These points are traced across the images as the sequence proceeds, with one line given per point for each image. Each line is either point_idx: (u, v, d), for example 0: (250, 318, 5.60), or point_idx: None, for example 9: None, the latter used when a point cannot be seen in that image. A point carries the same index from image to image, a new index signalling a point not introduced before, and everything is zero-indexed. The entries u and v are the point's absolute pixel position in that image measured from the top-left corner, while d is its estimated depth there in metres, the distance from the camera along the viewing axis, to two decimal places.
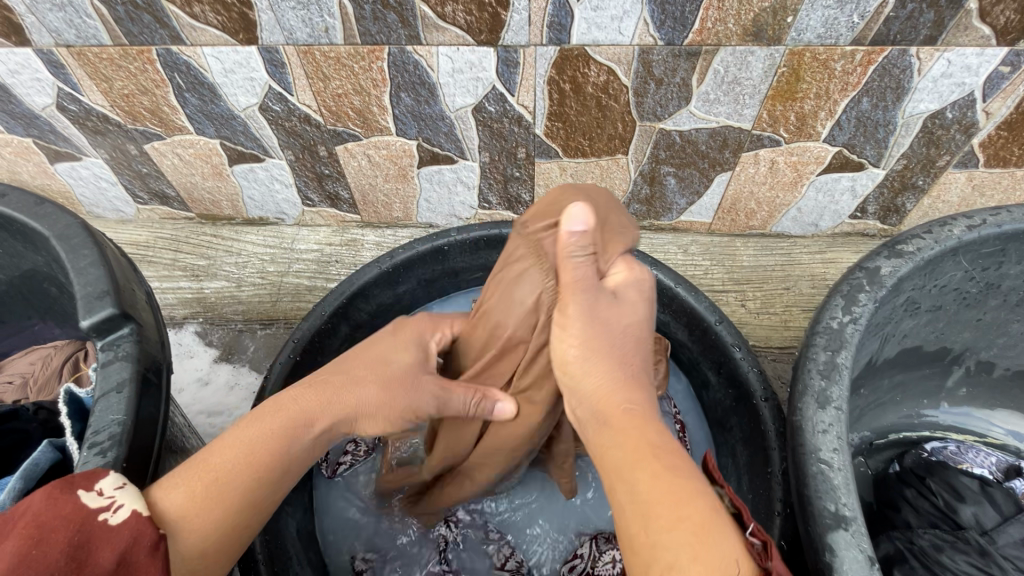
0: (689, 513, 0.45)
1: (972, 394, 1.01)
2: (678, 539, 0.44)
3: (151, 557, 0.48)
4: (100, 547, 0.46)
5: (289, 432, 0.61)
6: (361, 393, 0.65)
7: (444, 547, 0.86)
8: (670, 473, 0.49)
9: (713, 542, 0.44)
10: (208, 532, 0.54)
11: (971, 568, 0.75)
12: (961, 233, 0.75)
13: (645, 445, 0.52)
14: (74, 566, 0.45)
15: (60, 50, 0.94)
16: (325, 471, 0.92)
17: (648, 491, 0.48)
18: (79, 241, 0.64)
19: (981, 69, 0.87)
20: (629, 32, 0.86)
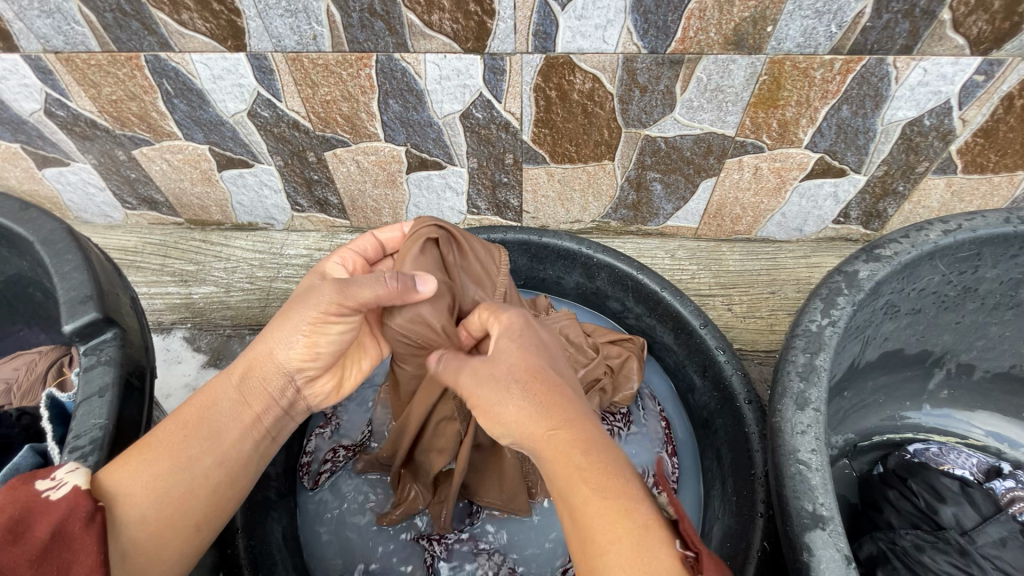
0: (621, 537, 0.46)
1: (953, 396, 1.03)
2: (607, 560, 0.45)
3: (85, 529, 0.46)
4: (39, 518, 0.44)
5: (212, 392, 0.60)
6: (273, 336, 0.63)
7: (431, 562, 0.84)
8: (599, 493, 0.49)
9: (642, 565, 0.44)
10: (151, 513, 0.52)
11: (952, 568, 0.76)
12: (937, 237, 0.76)
13: (576, 462, 0.51)
14: (8, 539, 0.42)
15: (48, 56, 0.94)
16: (307, 483, 0.91)
17: (579, 511, 0.49)
18: (63, 246, 0.64)
19: (956, 78, 0.89)
20: (613, 40, 0.88)
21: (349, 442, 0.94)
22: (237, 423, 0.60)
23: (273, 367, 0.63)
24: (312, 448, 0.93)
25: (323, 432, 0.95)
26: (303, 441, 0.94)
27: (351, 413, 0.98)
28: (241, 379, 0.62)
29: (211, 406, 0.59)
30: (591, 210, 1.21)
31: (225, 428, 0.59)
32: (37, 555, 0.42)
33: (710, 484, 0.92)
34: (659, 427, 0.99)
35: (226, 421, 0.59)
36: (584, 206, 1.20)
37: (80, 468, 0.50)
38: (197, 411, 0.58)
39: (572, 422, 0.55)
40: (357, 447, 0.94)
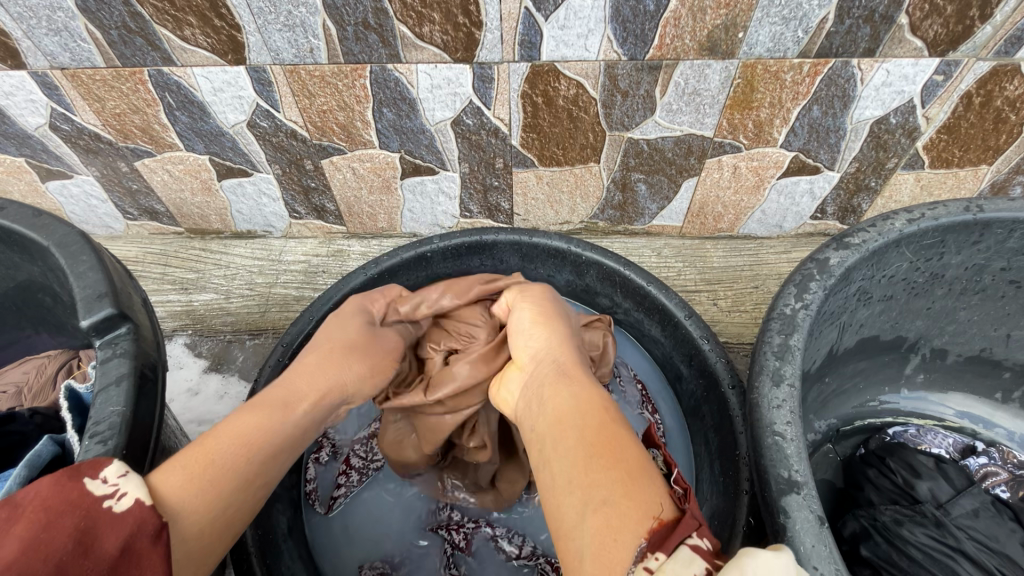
0: (620, 460, 0.52)
1: (929, 379, 1.08)
2: (603, 481, 0.50)
3: (154, 544, 0.48)
4: (106, 531, 0.47)
5: (285, 418, 0.65)
6: (350, 366, 0.76)
7: (449, 553, 0.89)
8: (602, 432, 0.56)
9: (639, 485, 0.49)
10: (201, 509, 0.53)
11: (929, 540, 0.80)
12: (902, 225, 0.81)
13: (594, 404, 0.60)
14: (79, 551, 0.45)
15: (55, 72, 0.98)
16: (321, 508, 0.93)
17: (582, 442, 0.55)
18: (77, 249, 0.68)
19: (918, 78, 0.95)
20: (595, 48, 0.93)
21: (353, 461, 0.96)
22: (290, 441, 0.64)
23: (333, 392, 0.72)
24: (313, 477, 0.94)
25: (321, 458, 0.96)
26: (303, 471, 0.94)
27: (339, 431, 0.99)
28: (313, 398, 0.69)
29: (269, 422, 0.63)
30: (579, 211, 1.26)
31: (283, 440, 0.63)
32: (107, 566, 0.46)
33: (700, 467, 0.96)
34: (636, 391, 1.07)
35: (281, 443, 0.63)
36: (572, 207, 1.25)
37: (130, 471, 0.51)
38: (254, 426, 0.61)
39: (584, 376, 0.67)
40: (364, 465, 0.96)
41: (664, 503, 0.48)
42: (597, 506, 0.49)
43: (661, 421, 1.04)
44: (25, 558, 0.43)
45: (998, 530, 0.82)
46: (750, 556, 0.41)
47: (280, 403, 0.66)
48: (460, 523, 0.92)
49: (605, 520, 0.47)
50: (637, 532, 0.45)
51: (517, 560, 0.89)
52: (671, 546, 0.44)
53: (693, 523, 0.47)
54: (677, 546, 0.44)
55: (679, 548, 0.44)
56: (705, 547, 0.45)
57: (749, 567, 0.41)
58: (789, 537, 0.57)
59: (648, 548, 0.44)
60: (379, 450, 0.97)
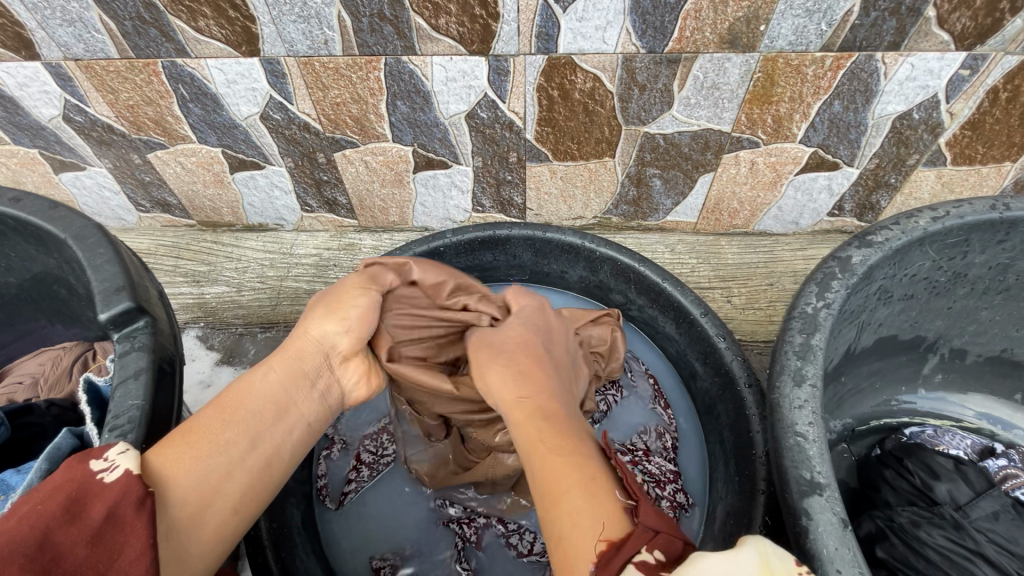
0: (573, 484, 0.53)
1: (947, 380, 1.06)
2: (562, 508, 0.52)
3: (138, 511, 0.48)
4: (94, 500, 0.47)
5: (250, 384, 0.65)
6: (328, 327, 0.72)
7: (461, 548, 0.89)
8: (559, 455, 0.57)
9: (592, 506, 0.51)
10: (190, 494, 0.54)
11: (948, 542, 0.79)
12: (926, 224, 0.80)
13: (540, 427, 0.62)
14: (67, 518, 0.46)
15: (69, 63, 0.97)
16: (332, 503, 0.93)
17: (542, 468, 0.57)
18: (94, 241, 0.67)
19: (943, 73, 0.93)
20: (613, 41, 0.91)
21: (364, 456, 0.96)
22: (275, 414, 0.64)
23: (312, 347, 0.70)
24: (325, 472, 0.95)
25: (332, 453, 0.96)
26: (315, 466, 0.95)
27: (350, 427, 1.00)
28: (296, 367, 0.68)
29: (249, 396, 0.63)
30: (593, 207, 1.25)
31: (265, 416, 0.63)
32: (93, 533, 0.46)
33: (714, 466, 0.96)
34: (648, 385, 1.06)
35: (261, 406, 0.63)
36: (586, 203, 1.24)
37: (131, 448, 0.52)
38: (242, 399, 0.63)
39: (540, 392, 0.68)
40: (375, 461, 0.96)
41: (614, 522, 0.49)
42: (559, 537, 0.51)
43: (673, 417, 1.03)
44: (15, 526, 0.44)
45: (1018, 533, 0.81)
46: (689, 567, 0.42)
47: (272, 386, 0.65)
48: (471, 517, 0.91)
49: (565, 551, 0.49)
50: (589, 556, 0.47)
51: (528, 556, 0.88)
52: (616, 564, 0.45)
53: (644, 536, 0.47)
54: (621, 566, 0.45)
55: (622, 567, 0.45)
56: (652, 560, 0.45)
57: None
58: (810, 539, 0.56)
59: (595, 572, 0.46)
60: (389, 445, 0.97)
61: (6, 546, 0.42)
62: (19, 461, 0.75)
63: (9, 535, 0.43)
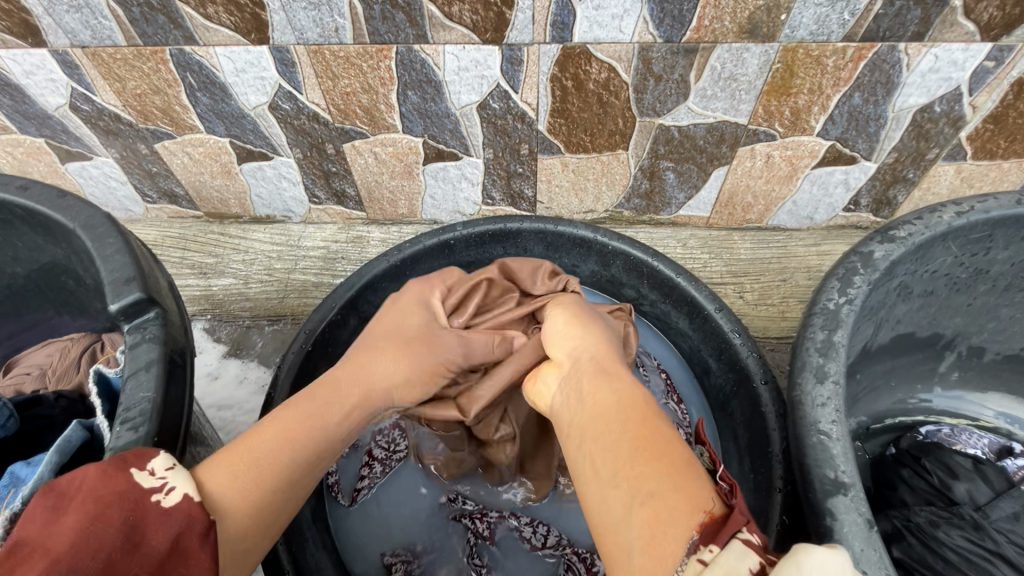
0: (665, 455, 0.49)
1: (964, 378, 1.05)
2: (650, 474, 0.48)
3: (201, 543, 0.48)
4: (153, 527, 0.46)
5: (321, 415, 0.63)
6: (391, 369, 0.71)
7: (473, 544, 0.88)
8: (646, 423, 0.53)
9: (689, 479, 0.47)
10: (247, 509, 0.52)
11: (966, 543, 0.78)
12: (950, 219, 0.78)
13: (636, 397, 0.57)
14: (127, 547, 0.44)
15: (75, 51, 0.96)
16: (344, 500, 0.92)
17: (625, 434, 0.52)
18: (104, 231, 0.66)
19: (967, 64, 0.91)
20: (629, 30, 0.89)
21: (376, 452, 0.94)
22: (333, 446, 0.62)
23: (375, 398, 0.69)
24: (336, 469, 0.92)
25: (341, 451, 0.93)
26: (323, 464, 0.92)
27: None
28: (357, 404, 0.67)
29: (320, 426, 0.61)
30: (604, 200, 1.23)
31: (325, 446, 0.61)
32: (155, 564, 0.45)
33: (727, 463, 0.95)
34: (661, 380, 1.03)
35: (321, 439, 0.61)
36: (597, 196, 1.22)
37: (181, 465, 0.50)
38: (300, 422, 0.61)
39: (611, 366, 0.63)
40: (387, 456, 0.94)
41: (713, 498, 0.46)
42: (644, 500, 0.47)
43: (686, 412, 1.02)
44: (73, 560, 0.42)
45: None
46: (808, 552, 0.40)
47: (336, 413, 0.64)
48: (483, 512, 0.90)
49: (655, 515, 0.45)
50: (689, 525, 0.44)
51: (542, 550, 0.88)
52: (724, 540, 0.42)
53: (742, 518, 0.45)
54: (729, 540, 0.42)
55: (730, 541, 0.42)
56: (756, 540, 0.43)
57: (805, 564, 0.39)
58: (835, 540, 0.55)
59: (702, 541, 0.43)
60: (401, 441, 0.95)
61: None
62: (27, 452, 0.74)
63: (70, 567, 0.41)
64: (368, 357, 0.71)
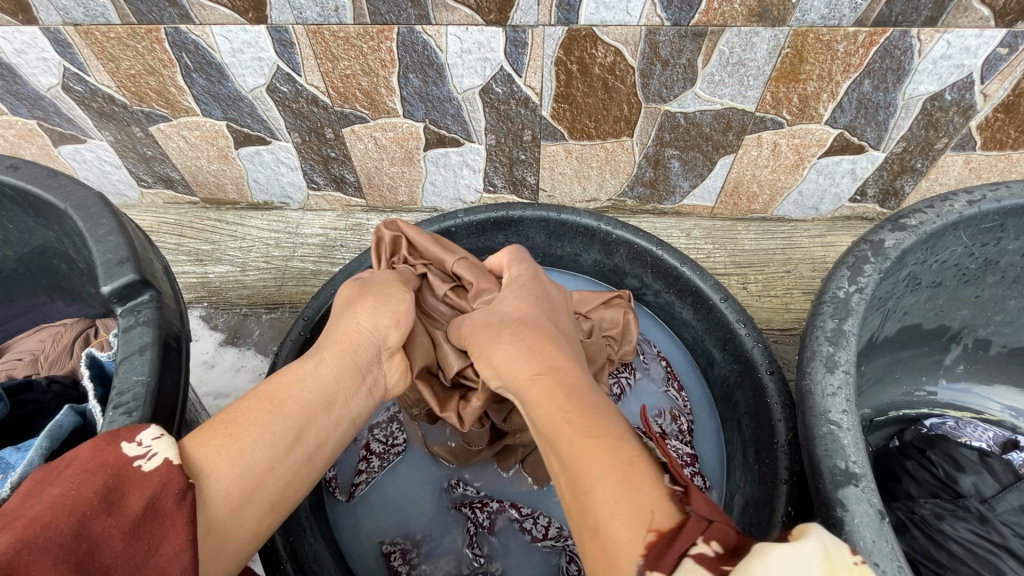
0: (606, 472, 0.47)
1: (970, 370, 1.04)
2: (592, 500, 0.46)
3: (179, 506, 0.45)
4: (132, 490, 0.44)
5: (298, 376, 0.61)
6: (361, 319, 0.71)
7: (473, 533, 0.87)
8: (579, 438, 0.51)
9: (633, 496, 0.45)
10: (233, 483, 0.50)
11: (972, 536, 0.77)
12: (961, 208, 0.77)
13: (568, 406, 0.55)
14: (105, 507, 0.42)
15: (68, 29, 0.93)
16: (341, 495, 0.91)
17: (565, 454, 0.51)
18: (96, 211, 0.64)
19: (980, 51, 0.89)
20: (636, 12, 0.87)
21: (373, 446, 0.93)
22: (322, 409, 0.60)
23: (359, 344, 0.69)
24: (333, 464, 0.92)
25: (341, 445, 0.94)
26: None
27: None
28: (340, 359, 0.66)
29: (294, 385, 0.60)
30: (607, 188, 1.21)
31: (310, 408, 0.59)
32: (131, 526, 0.42)
33: (731, 455, 0.94)
34: (660, 368, 1.02)
35: (307, 402, 0.59)
36: (600, 183, 1.20)
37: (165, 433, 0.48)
38: (283, 391, 0.59)
39: (552, 368, 0.61)
40: (385, 451, 0.93)
41: (662, 510, 0.44)
42: (593, 529, 0.45)
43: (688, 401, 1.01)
44: (48, 511, 0.40)
45: None
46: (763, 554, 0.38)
47: (318, 377, 0.62)
48: (483, 502, 0.90)
49: (603, 546, 0.44)
50: (634, 549, 0.42)
51: (541, 541, 0.86)
52: (671, 560, 0.40)
53: (698, 525, 0.42)
54: (678, 561, 0.40)
55: (680, 561, 0.40)
56: (711, 553, 0.40)
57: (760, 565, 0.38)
58: (846, 531, 0.54)
59: (647, 566, 0.41)
60: (400, 434, 0.95)
61: (40, 536, 0.39)
62: (20, 437, 0.72)
63: (44, 523, 0.39)
64: (344, 318, 0.71)
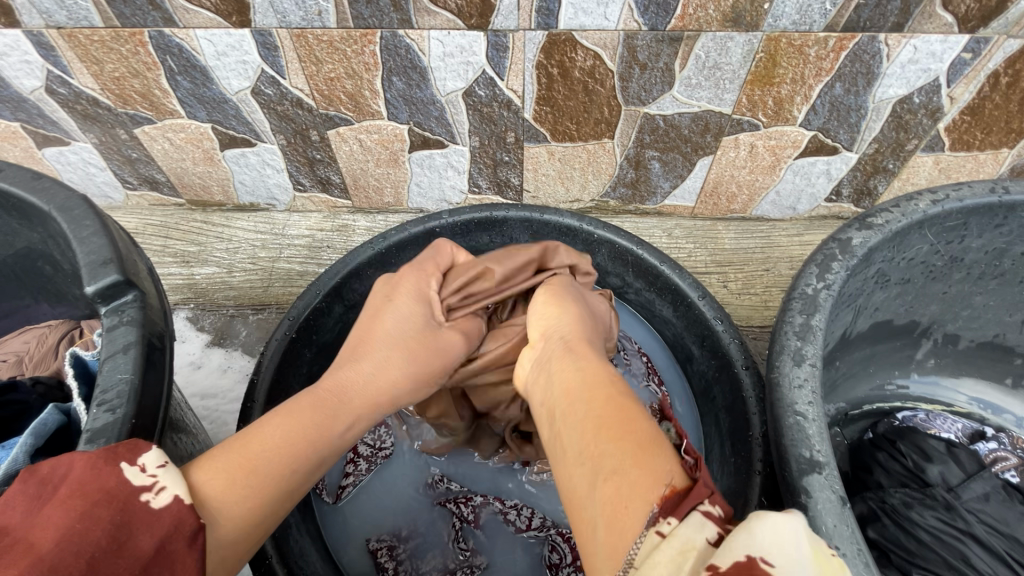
0: (639, 429, 0.48)
1: (940, 364, 1.07)
2: (613, 447, 0.47)
3: (189, 548, 0.45)
4: (143, 530, 0.44)
5: (328, 424, 0.58)
6: (391, 362, 0.67)
7: (458, 528, 0.88)
8: (613, 398, 0.52)
9: (655, 452, 0.46)
10: (242, 524, 0.49)
11: (939, 523, 0.80)
12: (926, 207, 0.80)
13: (610, 379, 0.56)
14: (113, 547, 0.43)
15: (51, 32, 0.94)
16: (328, 497, 0.91)
17: (593, 410, 0.51)
18: (80, 213, 0.65)
19: (945, 56, 0.92)
20: (614, 17, 0.89)
21: (361, 450, 0.94)
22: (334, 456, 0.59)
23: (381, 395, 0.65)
24: (321, 466, 0.92)
25: None
26: None
27: None
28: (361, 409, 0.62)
29: (326, 432, 0.57)
30: (590, 189, 1.23)
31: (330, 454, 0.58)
32: (141, 566, 0.43)
33: (709, 448, 0.96)
34: (641, 363, 1.05)
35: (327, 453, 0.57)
36: (584, 184, 1.22)
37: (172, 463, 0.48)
38: (306, 432, 0.56)
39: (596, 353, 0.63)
40: (372, 454, 0.94)
41: (678, 470, 0.45)
42: (606, 476, 0.45)
43: (667, 394, 1.04)
44: (57, 551, 0.40)
45: (1007, 513, 0.82)
46: (760, 520, 0.39)
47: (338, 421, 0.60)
48: (468, 497, 0.91)
49: (615, 489, 0.44)
50: (649, 497, 0.43)
51: (526, 533, 0.88)
52: (684, 513, 0.41)
53: (705, 489, 0.43)
54: (689, 513, 0.41)
55: (691, 514, 0.41)
56: (716, 513, 0.42)
57: (756, 530, 0.38)
58: (809, 516, 0.56)
59: (660, 514, 0.41)
60: (388, 438, 0.95)
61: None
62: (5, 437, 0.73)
63: (53, 565, 0.40)
64: (366, 359, 0.66)
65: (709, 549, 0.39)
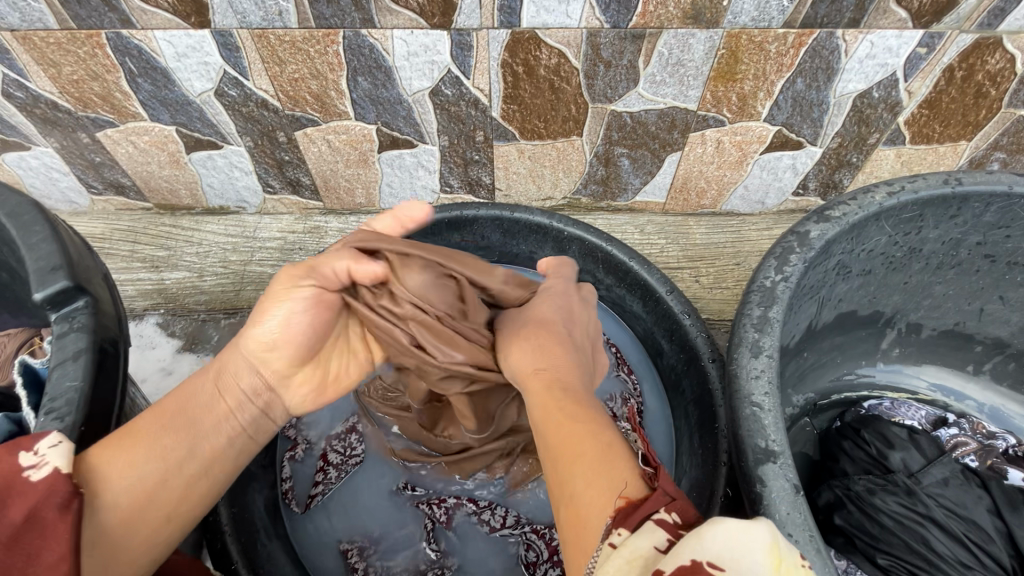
0: (588, 452, 0.52)
1: (905, 353, 1.09)
2: (569, 475, 0.51)
3: (61, 516, 0.47)
4: (16, 500, 0.47)
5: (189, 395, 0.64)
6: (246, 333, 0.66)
7: (430, 529, 0.88)
8: (565, 424, 0.56)
9: (607, 469, 0.50)
10: (126, 494, 0.55)
11: (900, 508, 0.82)
12: (882, 199, 0.81)
13: (558, 399, 0.60)
14: None
15: (4, 34, 0.92)
16: (297, 507, 0.91)
17: (550, 440, 0.56)
18: (30, 219, 0.64)
19: (901, 51, 0.94)
20: (576, 15, 0.90)
21: (331, 458, 0.93)
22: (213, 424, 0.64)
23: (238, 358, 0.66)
24: (290, 475, 0.92)
25: (298, 456, 0.93)
26: (280, 469, 0.92)
27: (314, 427, 0.96)
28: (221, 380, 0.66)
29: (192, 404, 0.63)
30: (562, 186, 1.24)
31: (201, 418, 0.63)
32: (8, 537, 0.45)
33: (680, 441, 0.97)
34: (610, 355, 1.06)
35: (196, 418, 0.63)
36: (555, 182, 1.23)
37: (63, 442, 0.51)
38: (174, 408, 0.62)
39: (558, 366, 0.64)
40: (341, 461, 0.93)
41: (631, 483, 0.48)
42: (568, 500, 0.50)
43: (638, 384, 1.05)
44: None
45: (965, 496, 0.84)
46: (711, 527, 0.39)
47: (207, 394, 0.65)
48: (440, 498, 0.91)
49: (576, 512, 0.48)
50: (602, 515, 0.46)
51: (497, 532, 0.89)
52: (635, 521, 0.44)
53: (663, 498, 0.45)
54: (642, 522, 0.44)
55: (643, 522, 0.43)
56: (670, 520, 0.43)
57: (705, 537, 0.39)
58: (764, 505, 0.57)
59: (613, 525, 0.45)
60: (357, 445, 0.95)
61: None
62: None
63: None
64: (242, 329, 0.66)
65: (658, 556, 0.41)
